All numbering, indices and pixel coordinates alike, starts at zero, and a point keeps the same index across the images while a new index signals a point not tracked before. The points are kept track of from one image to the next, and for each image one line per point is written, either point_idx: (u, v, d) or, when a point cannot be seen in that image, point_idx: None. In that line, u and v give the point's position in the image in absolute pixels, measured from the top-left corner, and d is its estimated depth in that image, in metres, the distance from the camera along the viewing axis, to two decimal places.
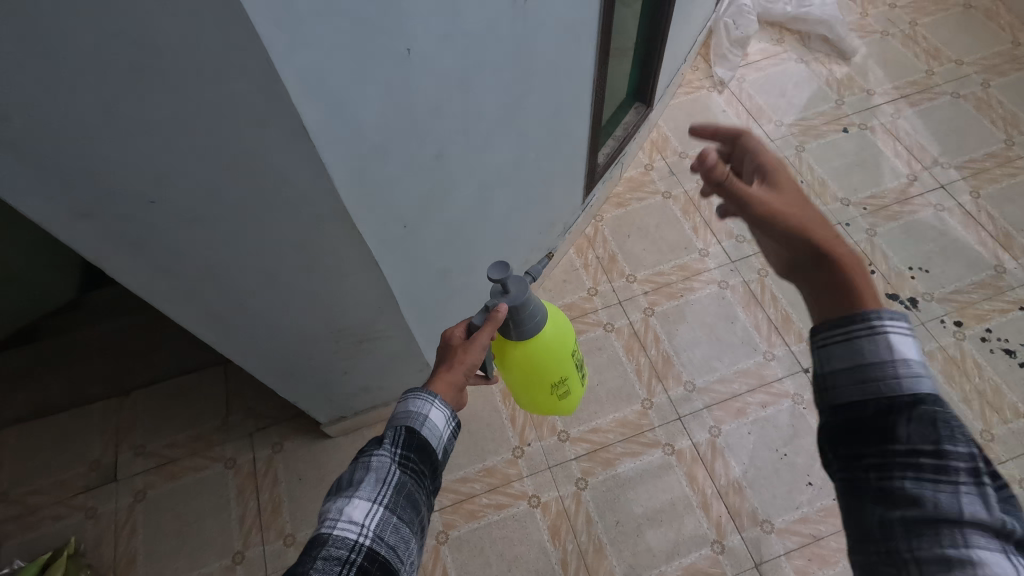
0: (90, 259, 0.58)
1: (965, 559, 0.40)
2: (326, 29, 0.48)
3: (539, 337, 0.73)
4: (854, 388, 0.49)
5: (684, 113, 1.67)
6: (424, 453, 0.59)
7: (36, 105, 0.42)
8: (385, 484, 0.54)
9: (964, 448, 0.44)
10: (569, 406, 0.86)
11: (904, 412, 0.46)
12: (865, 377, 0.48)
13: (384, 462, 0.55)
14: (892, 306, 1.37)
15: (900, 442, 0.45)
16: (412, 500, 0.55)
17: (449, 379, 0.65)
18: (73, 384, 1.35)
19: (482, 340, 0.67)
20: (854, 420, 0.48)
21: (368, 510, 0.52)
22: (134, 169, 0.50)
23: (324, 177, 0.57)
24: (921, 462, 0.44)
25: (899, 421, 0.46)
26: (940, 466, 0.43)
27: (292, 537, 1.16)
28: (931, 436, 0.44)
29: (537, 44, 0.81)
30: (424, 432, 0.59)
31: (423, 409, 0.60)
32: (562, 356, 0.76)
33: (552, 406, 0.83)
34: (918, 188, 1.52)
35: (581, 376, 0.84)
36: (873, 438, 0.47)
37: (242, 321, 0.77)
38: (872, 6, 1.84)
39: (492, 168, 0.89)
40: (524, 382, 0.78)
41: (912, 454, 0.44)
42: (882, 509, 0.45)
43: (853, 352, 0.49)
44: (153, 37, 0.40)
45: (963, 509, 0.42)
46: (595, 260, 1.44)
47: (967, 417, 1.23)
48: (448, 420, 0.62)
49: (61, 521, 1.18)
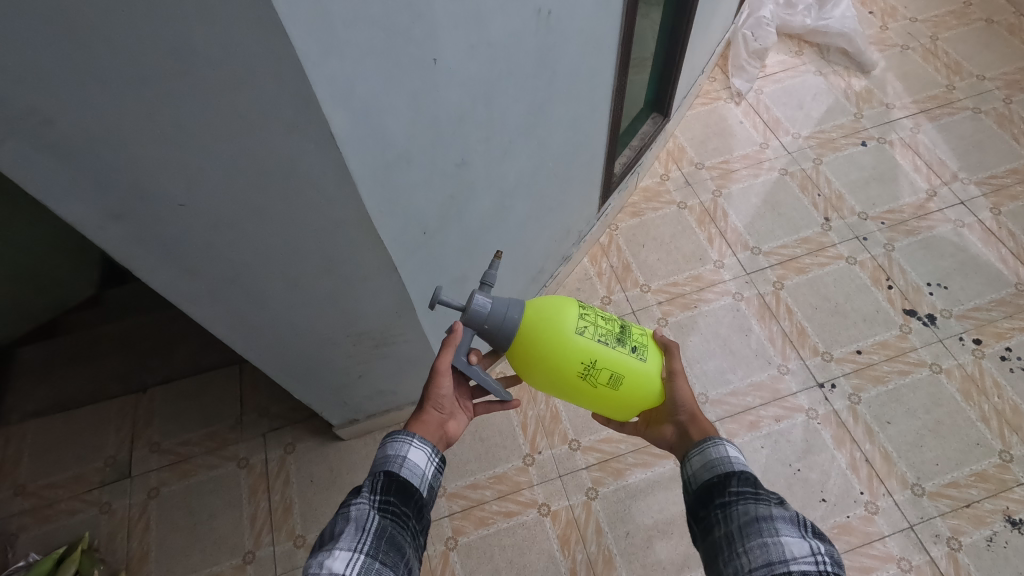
0: (119, 259, 0.59)
1: (775, 543, 0.53)
2: (356, 39, 0.49)
3: (522, 329, 0.72)
4: (704, 467, 0.65)
5: (700, 124, 1.67)
6: (404, 493, 0.61)
7: (78, 111, 0.43)
8: (365, 531, 0.55)
9: (776, 495, 0.58)
10: (644, 387, 0.75)
11: (737, 473, 0.61)
12: (710, 463, 0.64)
13: (362, 510, 0.57)
14: (910, 322, 1.35)
15: (733, 488, 0.60)
16: (395, 543, 0.56)
17: (425, 419, 0.73)
18: (91, 380, 1.37)
19: (443, 366, 0.71)
20: (705, 487, 0.63)
21: (349, 559, 0.53)
22: (167, 174, 0.51)
23: (349, 184, 0.58)
24: (747, 497, 0.58)
25: (734, 476, 0.60)
26: (760, 497, 0.57)
27: (302, 538, 1.17)
28: (753, 483, 0.59)
29: (560, 55, 0.82)
30: (403, 474, 0.63)
31: (400, 452, 0.65)
32: (568, 336, 0.71)
33: (618, 396, 0.76)
34: (937, 204, 1.51)
35: (632, 348, 0.75)
36: (715, 492, 0.61)
37: (262, 323, 0.78)
38: (892, 19, 1.83)
39: (511, 175, 0.90)
40: (561, 386, 0.75)
41: (742, 493, 0.59)
42: (722, 533, 0.57)
43: (700, 453, 0.66)
44: (191, 46, 0.41)
45: (776, 517, 0.55)
46: (609, 269, 1.44)
47: (985, 437, 1.21)
48: (429, 459, 0.66)
49: (75, 515, 1.20)
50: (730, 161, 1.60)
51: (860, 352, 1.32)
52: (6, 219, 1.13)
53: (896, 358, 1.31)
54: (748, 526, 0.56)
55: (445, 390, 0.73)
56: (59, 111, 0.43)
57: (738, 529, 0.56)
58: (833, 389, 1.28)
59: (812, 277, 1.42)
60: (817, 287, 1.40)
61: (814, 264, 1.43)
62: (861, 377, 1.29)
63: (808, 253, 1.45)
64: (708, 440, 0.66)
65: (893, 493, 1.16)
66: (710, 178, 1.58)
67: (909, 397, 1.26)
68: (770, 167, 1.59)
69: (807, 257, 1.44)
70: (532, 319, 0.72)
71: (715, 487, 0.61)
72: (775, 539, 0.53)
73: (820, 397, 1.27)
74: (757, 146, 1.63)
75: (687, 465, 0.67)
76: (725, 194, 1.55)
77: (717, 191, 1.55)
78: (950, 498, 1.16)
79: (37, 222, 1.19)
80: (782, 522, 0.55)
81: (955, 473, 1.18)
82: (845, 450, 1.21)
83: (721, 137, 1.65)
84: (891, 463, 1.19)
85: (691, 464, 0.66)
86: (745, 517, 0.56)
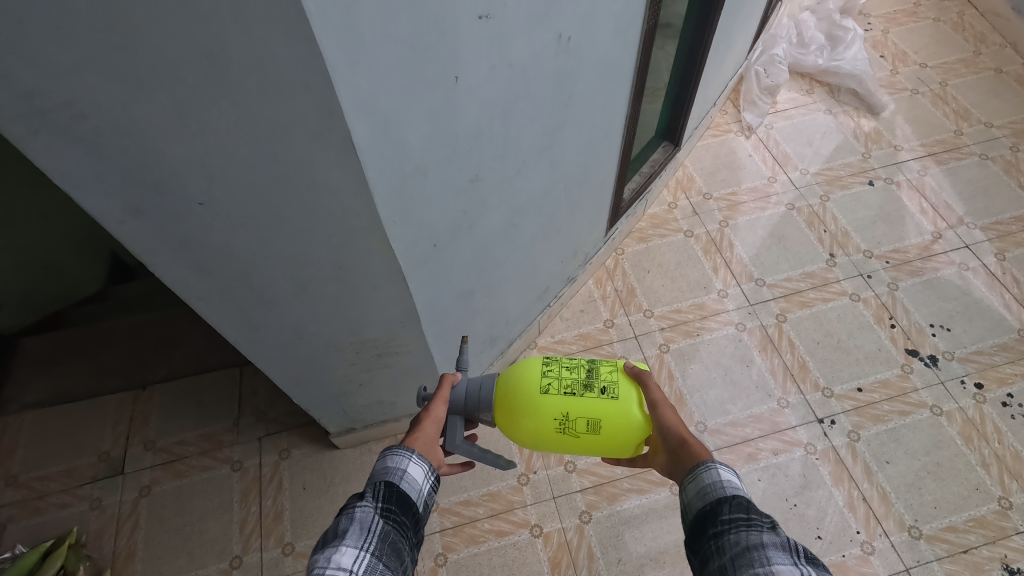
0: (137, 254, 0.60)
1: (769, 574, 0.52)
2: (382, 53, 0.51)
3: (495, 399, 0.76)
4: (697, 494, 0.63)
5: (710, 155, 1.70)
6: (404, 505, 0.61)
7: (112, 106, 0.44)
8: (370, 532, 0.56)
9: (768, 517, 0.58)
10: (625, 423, 0.74)
11: (729, 498, 0.60)
12: (702, 487, 0.63)
13: (367, 512, 0.57)
14: (912, 362, 1.35)
15: (724, 516, 0.59)
16: (396, 548, 0.57)
17: (423, 437, 0.69)
18: (91, 374, 1.37)
19: (442, 397, 0.73)
20: (698, 516, 0.62)
21: (357, 556, 0.53)
22: (190, 172, 0.52)
23: (366, 193, 0.60)
24: (739, 524, 0.57)
25: (725, 502, 0.60)
26: (752, 523, 0.57)
27: (291, 546, 1.16)
28: (745, 507, 0.58)
29: (576, 80, 0.84)
30: (403, 486, 0.62)
31: (400, 464, 0.63)
32: (534, 398, 0.73)
33: (603, 440, 0.75)
34: (942, 246, 1.52)
35: (602, 390, 0.74)
36: (708, 519, 0.60)
37: (269, 325, 0.79)
38: (903, 64, 1.86)
39: (523, 194, 0.91)
40: (547, 443, 0.77)
41: (733, 521, 0.58)
42: (718, 566, 0.56)
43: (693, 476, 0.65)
44: (225, 52, 0.43)
45: (766, 545, 0.54)
46: (614, 293, 1.45)
47: (985, 482, 1.20)
48: (426, 475, 0.65)
49: (65, 510, 1.19)
50: (737, 193, 1.62)
51: (861, 390, 1.31)
52: (9, 198, 1.15)
53: (898, 398, 1.30)
54: (741, 556, 0.55)
55: (440, 415, 0.72)
56: (94, 106, 0.44)
57: (731, 560, 0.55)
58: (832, 425, 1.27)
59: (816, 312, 1.42)
60: (820, 322, 1.41)
61: (818, 299, 1.44)
62: (861, 416, 1.28)
63: (812, 288, 1.46)
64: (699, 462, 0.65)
65: (889, 534, 1.15)
66: (718, 209, 1.59)
67: (909, 437, 1.26)
68: (778, 202, 1.60)
69: (811, 292, 1.45)
70: (501, 388, 0.76)
71: (707, 516, 0.60)
72: (767, 569, 0.53)
73: (820, 433, 1.26)
74: (765, 179, 1.65)
75: (682, 491, 0.66)
76: (731, 226, 1.56)
77: (724, 222, 1.57)
78: (947, 543, 1.14)
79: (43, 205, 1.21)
80: (773, 550, 0.54)
81: (954, 517, 1.17)
82: (843, 488, 1.20)
83: (730, 169, 1.67)
84: (889, 503, 1.18)
85: (684, 489, 0.65)
86: (736, 548, 0.56)
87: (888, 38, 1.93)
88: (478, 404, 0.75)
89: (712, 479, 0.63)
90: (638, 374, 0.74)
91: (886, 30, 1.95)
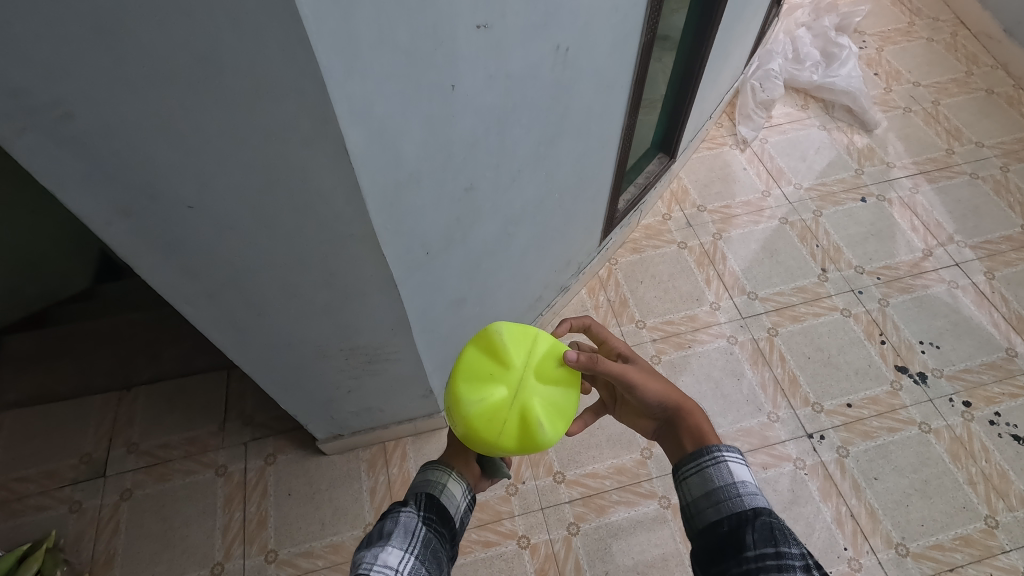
0: (123, 256, 0.59)
1: None
2: (378, 61, 0.50)
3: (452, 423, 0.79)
4: (712, 506, 0.61)
5: (704, 167, 1.70)
6: (444, 517, 0.61)
7: (101, 107, 0.44)
8: (414, 537, 0.56)
9: (798, 549, 0.53)
10: (454, 408, 0.68)
11: (754, 525, 0.56)
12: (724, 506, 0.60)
13: (411, 518, 0.58)
14: (901, 379, 1.36)
15: (751, 551, 0.54)
16: (436, 556, 0.57)
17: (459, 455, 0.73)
18: (75, 373, 1.35)
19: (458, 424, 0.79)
20: (717, 538, 0.58)
21: (402, 556, 0.53)
22: (180, 175, 0.51)
23: (358, 200, 0.59)
24: (768, 564, 0.52)
25: (751, 532, 0.55)
26: (784, 568, 0.52)
27: (274, 553, 1.14)
28: (774, 541, 0.54)
29: (574, 91, 0.84)
30: (442, 500, 0.62)
31: (440, 479, 0.65)
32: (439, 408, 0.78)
33: (462, 438, 0.68)
34: (932, 263, 1.53)
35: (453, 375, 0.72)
36: (732, 552, 0.55)
37: (257, 330, 0.77)
38: (896, 82, 1.88)
39: (517, 204, 0.91)
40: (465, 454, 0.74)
41: (762, 559, 0.53)
42: None
43: (711, 488, 0.62)
44: (219, 56, 0.42)
45: None
46: (606, 302, 1.45)
47: (972, 501, 1.21)
48: (465, 495, 0.66)
49: (45, 512, 1.17)
50: (731, 206, 1.63)
51: (850, 406, 1.32)
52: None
53: (886, 414, 1.31)
54: None
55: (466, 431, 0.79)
56: (82, 106, 0.43)
57: None
58: (822, 440, 1.27)
59: (806, 326, 1.43)
60: (811, 337, 1.41)
61: (809, 313, 1.45)
62: (851, 431, 1.28)
63: (804, 302, 1.46)
64: (715, 463, 0.63)
65: (877, 551, 1.15)
66: (711, 221, 1.60)
67: (898, 454, 1.26)
68: (771, 215, 1.61)
69: (803, 306, 1.46)
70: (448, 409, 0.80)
71: (730, 545, 0.56)
72: None
73: (809, 448, 1.26)
74: (759, 193, 1.65)
75: (693, 495, 0.63)
76: (725, 239, 1.57)
77: (718, 235, 1.57)
78: (934, 561, 1.14)
79: (28, 198, 1.19)
80: None
81: (940, 535, 1.17)
82: (831, 504, 1.20)
83: (724, 182, 1.67)
84: (877, 520, 1.18)
85: (700, 498, 0.62)
86: None
87: (882, 56, 1.95)
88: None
89: (735, 499, 0.59)
90: (603, 364, 0.68)
91: (880, 48, 1.97)
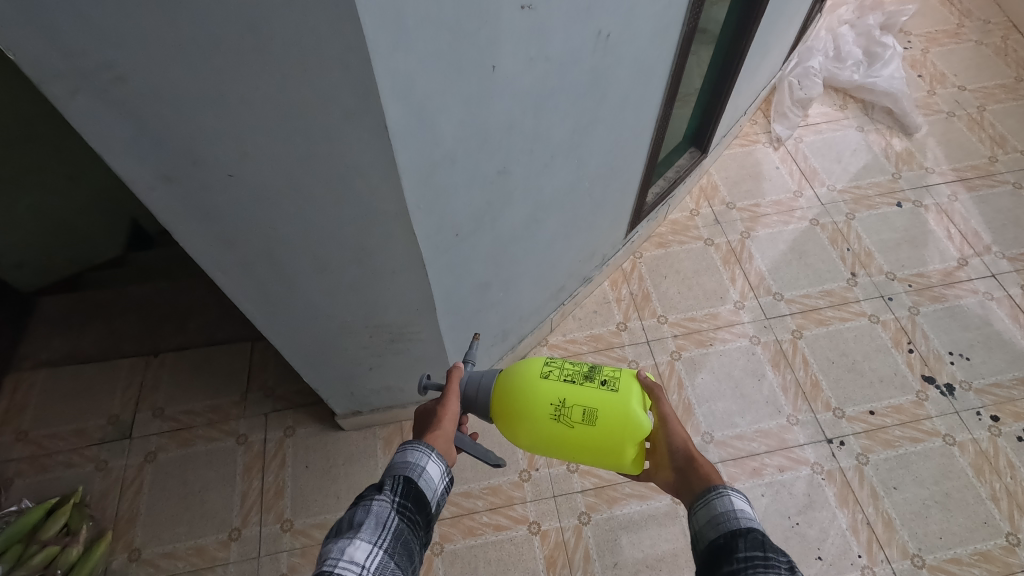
0: (163, 222, 0.60)
1: None
2: (422, 37, 0.50)
3: (492, 395, 0.74)
4: (710, 525, 0.61)
5: (735, 164, 1.68)
6: (420, 503, 0.61)
7: (151, 71, 0.44)
8: (385, 528, 0.56)
9: (785, 557, 0.54)
10: (624, 419, 0.70)
11: (745, 534, 0.57)
12: (719, 521, 0.60)
13: (384, 507, 0.57)
14: (928, 390, 1.33)
15: (740, 554, 0.55)
16: (408, 547, 0.57)
17: (442, 435, 0.68)
18: (105, 337, 1.39)
19: (452, 395, 0.73)
20: (712, 548, 0.58)
21: (370, 551, 0.53)
22: (223, 143, 0.52)
23: (393, 176, 0.59)
24: (755, 564, 0.53)
25: (742, 539, 0.56)
26: (769, 564, 0.53)
27: (290, 522, 1.17)
28: (761, 545, 0.55)
29: (612, 78, 0.83)
30: (420, 484, 0.62)
31: (419, 461, 0.63)
32: (533, 382, 0.72)
33: (600, 436, 0.71)
34: (967, 273, 1.49)
35: (601, 380, 0.72)
36: (723, 555, 0.56)
37: (285, 302, 0.79)
38: (941, 85, 1.83)
39: (548, 190, 0.90)
40: (545, 437, 0.73)
41: (750, 559, 0.54)
42: None
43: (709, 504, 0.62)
44: (268, 23, 0.42)
45: None
46: (628, 296, 1.44)
47: (993, 517, 1.18)
48: (442, 476, 0.65)
49: (72, 469, 1.21)
50: (760, 205, 1.60)
51: (873, 413, 1.30)
52: (40, 154, 1.17)
53: (910, 424, 1.28)
54: None
55: (455, 410, 0.72)
56: (134, 69, 0.44)
57: None
58: (841, 446, 1.25)
59: (832, 331, 1.40)
60: (836, 342, 1.39)
61: (835, 317, 1.42)
62: (871, 439, 1.26)
63: (831, 306, 1.44)
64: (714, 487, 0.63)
65: (892, 561, 1.13)
66: (740, 219, 1.57)
67: (919, 465, 1.24)
68: (801, 216, 1.58)
69: (829, 310, 1.43)
70: (501, 388, 0.74)
71: (723, 551, 0.56)
72: None
73: (828, 453, 1.25)
74: (790, 193, 1.62)
75: (694, 519, 0.63)
76: (752, 237, 1.54)
77: (746, 233, 1.55)
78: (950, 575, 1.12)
79: (63, 162, 1.22)
80: None
81: (958, 549, 1.15)
82: (847, 511, 1.18)
83: (755, 180, 1.65)
84: (893, 530, 1.16)
85: (698, 515, 0.63)
86: None
87: (927, 57, 1.89)
88: (477, 395, 0.74)
89: (729, 513, 0.60)
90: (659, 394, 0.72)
91: (926, 49, 1.91)
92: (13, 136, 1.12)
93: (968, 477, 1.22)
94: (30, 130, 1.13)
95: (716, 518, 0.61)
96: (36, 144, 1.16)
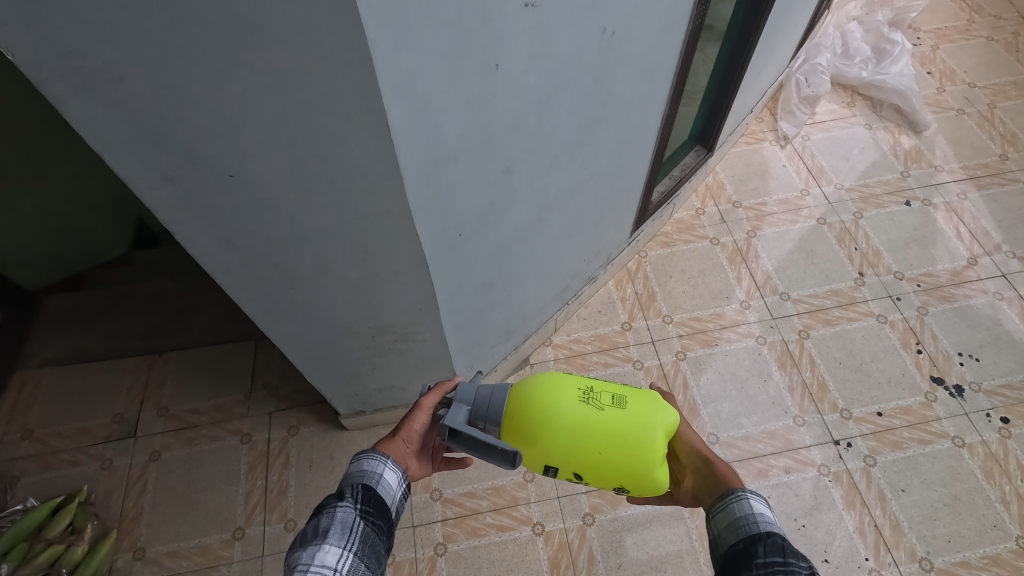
0: (164, 222, 0.59)
1: None
2: (425, 35, 0.50)
3: (513, 395, 0.73)
4: (729, 529, 0.60)
5: (741, 162, 1.66)
6: (382, 507, 0.61)
7: (150, 70, 0.44)
8: (352, 532, 0.56)
9: (806, 563, 0.53)
10: (652, 406, 0.72)
11: (764, 539, 0.56)
12: (739, 525, 0.59)
13: (349, 512, 0.57)
14: (937, 391, 1.31)
15: (760, 559, 0.54)
16: (375, 549, 0.57)
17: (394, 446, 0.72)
18: (110, 336, 1.39)
19: (423, 410, 0.74)
20: (731, 554, 0.57)
21: (341, 555, 0.54)
22: (224, 144, 0.51)
23: (396, 176, 0.59)
24: (775, 569, 0.52)
25: (761, 544, 0.55)
26: (790, 570, 0.52)
27: (293, 523, 1.16)
28: (782, 550, 0.54)
29: (617, 76, 0.82)
30: (379, 490, 0.62)
31: (376, 468, 0.63)
32: (560, 373, 0.74)
33: (631, 421, 0.70)
34: (976, 272, 1.47)
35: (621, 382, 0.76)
36: (743, 562, 0.55)
37: (288, 303, 0.79)
38: (951, 82, 1.80)
39: (552, 190, 0.90)
40: (573, 425, 0.70)
41: (769, 565, 0.53)
42: None
43: (728, 508, 0.61)
44: (268, 22, 0.42)
45: None
46: (633, 295, 1.43)
47: (1003, 520, 1.17)
48: (400, 482, 0.65)
49: (77, 468, 1.21)
50: (767, 204, 1.59)
51: (880, 415, 1.28)
52: (44, 154, 1.18)
53: (918, 426, 1.27)
54: None
55: (421, 426, 0.74)
56: (133, 70, 0.43)
57: None
58: (848, 448, 1.24)
59: (839, 331, 1.39)
60: (843, 342, 1.37)
61: (842, 317, 1.41)
62: (879, 441, 1.25)
63: (838, 306, 1.42)
64: (733, 491, 0.62)
65: (899, 563, 1.12)
66: (746, 218, 1.56)
67: (927, 467, 1.22)
68: (808, 215, 1.57)
69: (836, 310, 1.42)
70: (524, 381, 0.74)
71: (743, 557, 0.56)
72: None
73: (835, 455, 1.23)
74: (797, 192, 1.61)
75: (712, 523, 0.62)
76: (759, 237, 1.53)
77: (752, 232, 1.54)
78: None
79: (67, 161, 1.22)
80: None
81: (967, 552, 1.14)
82: (853, 513, 1.17)
83: (761, 178, 1.63)
84: (900, 533, 1.15)
85: (718, 518, 0.62)
86: None
87: (937, 54, 1.87)
88: (481, 410, 0.73)
89: (749, 516, 0.59)
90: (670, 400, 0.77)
91: (935, 46, 1.89)
92: (17, 137, 1.12)
93: (976, 479, 1.21)
94: (35, 131, 1.14)
95: (736, 523, 0.60)
96: (40, 144, 1.16)
